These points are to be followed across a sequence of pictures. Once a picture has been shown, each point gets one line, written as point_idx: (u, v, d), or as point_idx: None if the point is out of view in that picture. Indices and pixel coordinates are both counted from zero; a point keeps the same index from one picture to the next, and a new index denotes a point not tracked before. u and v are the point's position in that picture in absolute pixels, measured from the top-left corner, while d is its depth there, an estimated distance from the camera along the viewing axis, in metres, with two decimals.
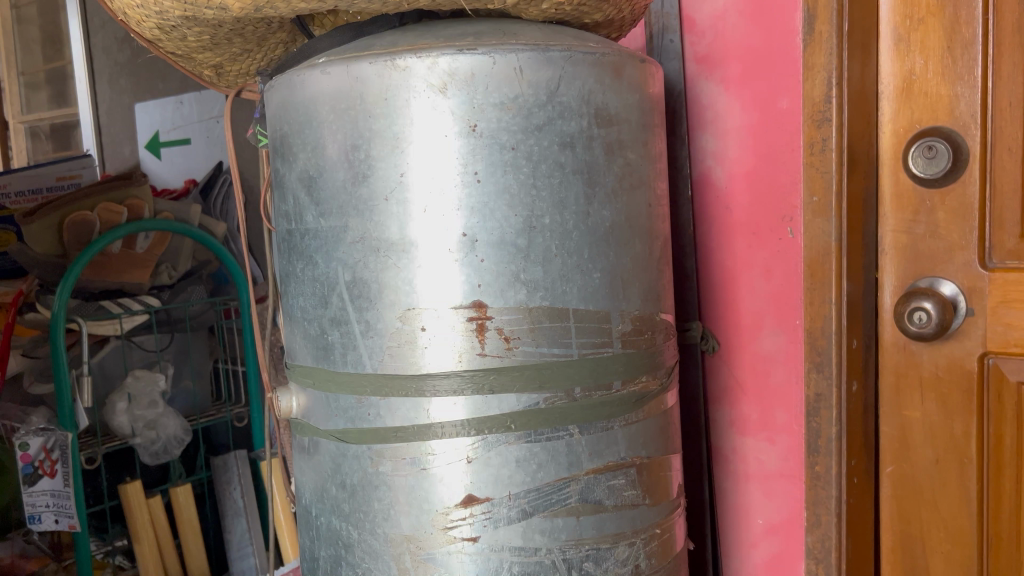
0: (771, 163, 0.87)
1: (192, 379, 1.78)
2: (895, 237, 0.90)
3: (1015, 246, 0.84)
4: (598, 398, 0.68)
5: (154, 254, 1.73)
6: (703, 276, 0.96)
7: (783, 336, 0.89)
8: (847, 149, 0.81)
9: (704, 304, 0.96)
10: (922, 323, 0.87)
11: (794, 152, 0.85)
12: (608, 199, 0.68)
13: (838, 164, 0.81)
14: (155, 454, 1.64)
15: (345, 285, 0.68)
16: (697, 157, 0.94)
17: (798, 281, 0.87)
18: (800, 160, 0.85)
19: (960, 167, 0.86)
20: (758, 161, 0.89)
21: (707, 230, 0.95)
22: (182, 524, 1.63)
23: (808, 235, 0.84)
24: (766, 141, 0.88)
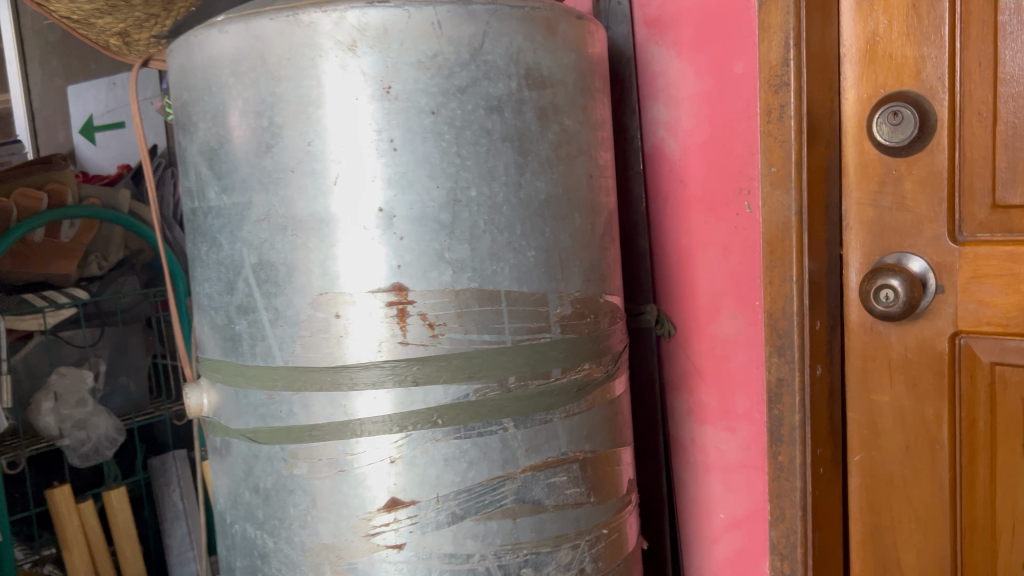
0: (728, 133, 0.81)
1: (128, 376, 1.72)
2: (860, 211, 0.84)
3: (987, 218, 0.79)
4: (535, 388, 0.62)
5: (78, 244, 1.64)
6: (657, 256, 0.90)
7: (742, 319, 0.83)
8: (806, 116, 0.75)
9: (658, 286, 0.90)
10: (891, 302, 0.79)
11: (750, 121, 0.80)
12: (543, 170, 0.62)
13: (798, 131, 0.75)
14: (85, 456, 1.58)
15: (251, 269, 0.61)
16: (648, 128, 0.88)
17: (758, 259, 0.81)
18: (756, 128, 0.79)
19: (928, 134, 0.80)
20: (712, 131, 0.83)
21: (661, 206, 0.89)
22: (116, 530, 1.56)
23: (768, 209, 0.79)
24: (721, 109, 0.82)
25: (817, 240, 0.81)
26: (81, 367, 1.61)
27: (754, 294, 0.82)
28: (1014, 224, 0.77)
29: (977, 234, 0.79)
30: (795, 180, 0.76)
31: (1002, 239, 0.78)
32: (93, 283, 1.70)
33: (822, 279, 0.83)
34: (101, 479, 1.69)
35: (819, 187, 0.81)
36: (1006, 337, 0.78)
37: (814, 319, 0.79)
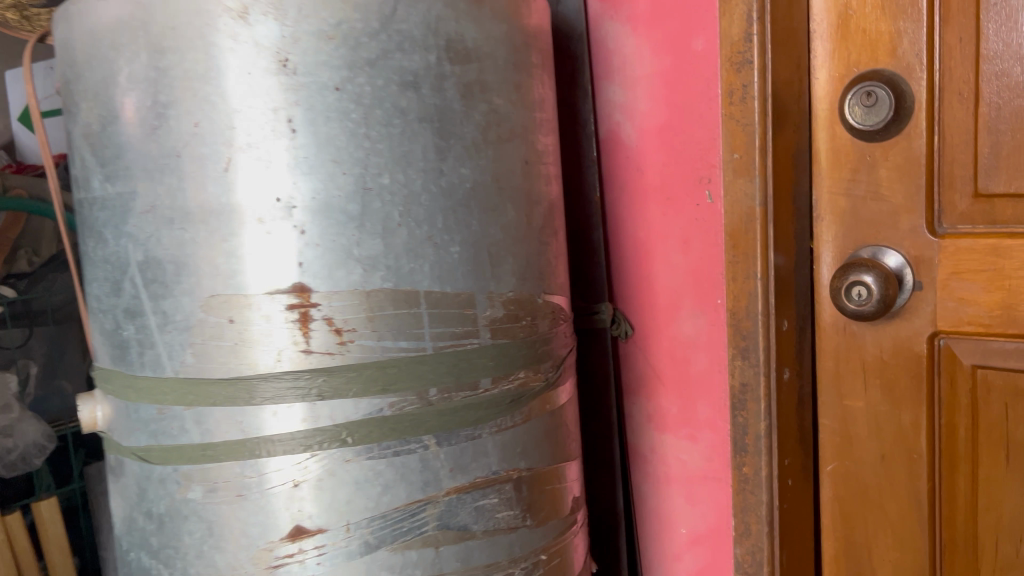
0: (687, 116, 0.75)
1: (69, 379, 1.59)
2: (832, 202, 0.78)
3: (968, 208, 0.72)
4: (461, 400, 0.55)
5: (4, 236, 1.48)
6: (614, 251, 0.83)
7: (702, 318, 0.77)
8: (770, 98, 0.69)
9: (615, 282, 0.82)
10: (866, 299, 0.71)
11: (710, 103, 0.73)
12: (468, 155, 0.55)
13: (762, 115, 0.69)
14: (11, 466, 1.43)
15: (137, 268, 0.54)
16: (603, 111, 0.81)
17: (721, 253, 0.75)
18: (716, 110, 0.72)
19: (904, 116, 0.73)
20: (670, 114, 0.76)
21: (617, 196, 0.82)
22: (46, 542, 1.43)
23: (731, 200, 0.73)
24: (679, 90, 0.75)
25: (784, 233, 0.74)
26: (8, 372, 1.46)
27: (716, 292, 0.76)
28: (998, 215, 0.71)
29: (957, 226, 0.73)
30: (758, 168, 0.70)
31: (984, 231, 0.71)
32: (22, 281, 1.53)
33: (791, 275, 0.76)
34: (33, 490, 1.54)
35: (787, 175, 0.74)
36: (988, 338, 0.72)
37: (780, 319, 0.73)
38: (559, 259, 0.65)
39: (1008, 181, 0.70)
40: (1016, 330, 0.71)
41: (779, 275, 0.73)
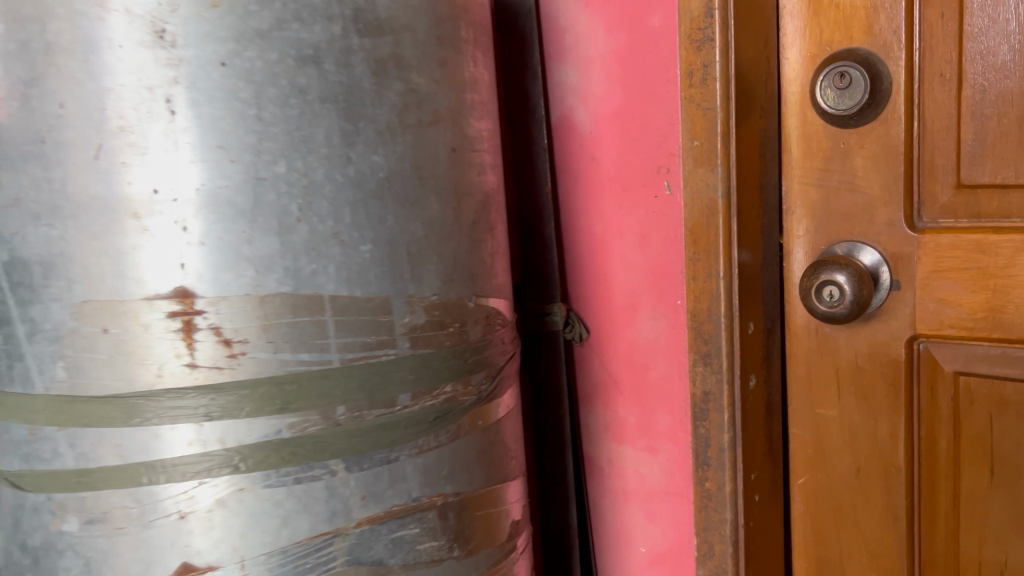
0: (644, 100, 0.68)
1: None
2: (804, 193, 0.71)
3: (950, 200, 0.66)
4: (375, 420, 0.49)
5: None
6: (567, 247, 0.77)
7: (662, 320, 0.70)
8: (734, 79, 0.63)
9: (568, 281, 0.76)
10: (839, 300, 0.65)
11: (668, 85, 0.67)
12: (382, 140, 0.48)
13: (724, 97, 0.64)
14: None
15: (3, 269, 0.48)
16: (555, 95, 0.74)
17: (682, 250, 0.68)
18: (675, 93, 0.66)
19: (881, 99, 0.67)
20: (625, 97, 0.69)
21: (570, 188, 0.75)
22: None
23: (691, 191, 0.67)
24: (635, 70, 0.68)
25: (750, 227, 0.68)
26: None
27: (676, 292, 0.70)
28: (982, 208, 0.65)
29: (938, 220, 0.67)
30: (722, 158, 0.64)
31: (967, 226, 0.65)
32: None
33: (758, 273, 0.70)
34: None
35: (753, 164, 0.68)
36: (971, 342, 0.66)
37: (745, 322, 0.67)
38: (499, 256, 0.59)
39: (994, 171, 0.64)
40: (1002, 335, 0.65)
41: (744, 274, 0.67)
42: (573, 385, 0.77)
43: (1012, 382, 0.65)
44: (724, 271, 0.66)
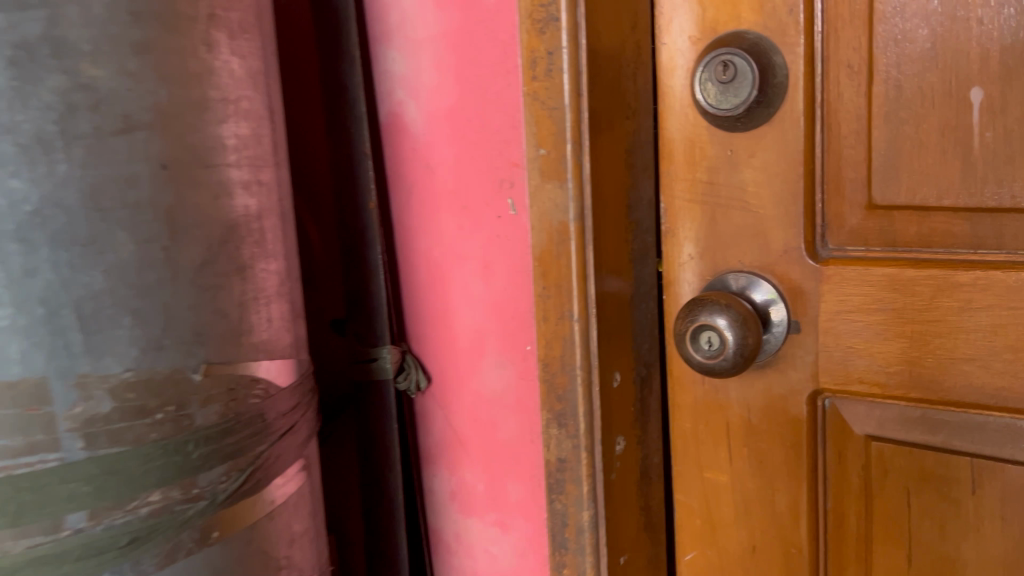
0: (482, 96, 0.54)
1: None
2: (686, 212, 0.58)
3: (860, 224, 0.53)
4: (27, 551, 0.37)
5: None
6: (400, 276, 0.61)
7: (510, 369, 0.57)
8: (585, 73, 0.50)
9: (403, 316, 0.61)
10: (718, 350, 0.52)
11: (509, 77, 0.53)
12: (28, 160, 0.36)
13: (574, 96, 0.50)
14: None
15: None
16: (380, 86, 0.59)
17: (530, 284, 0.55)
18: (517, 87, 0.53)
19: (774, 98, 0.53)
20: (461, 91, 0.55)
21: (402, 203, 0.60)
22: None
23: (538, 211, 0.53)
24: (471, 58, 0.54)
25: (614, 256, 0.55)
26: None
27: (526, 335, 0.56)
28: (898, 235, 0.52)
29: (845, 247, 0.53)
30: (574, 173, 0.51)
31: (879, 257, 0.52)
32: None
33: (627, 311, 0.56)
34: None
35: (619, 177, 0.54)
36: (884, 401, 0.53)
37: (606, 374, 0.54)
38: (274, 303, 0.46)
39: (911, 189, 0.51)
40: (920, 394, 0.52)
41: (606, 315, 0.54)
42: (411, 444, 0.62)
43: (933, 452, 0.52)
44: (579, 313, 0.53)
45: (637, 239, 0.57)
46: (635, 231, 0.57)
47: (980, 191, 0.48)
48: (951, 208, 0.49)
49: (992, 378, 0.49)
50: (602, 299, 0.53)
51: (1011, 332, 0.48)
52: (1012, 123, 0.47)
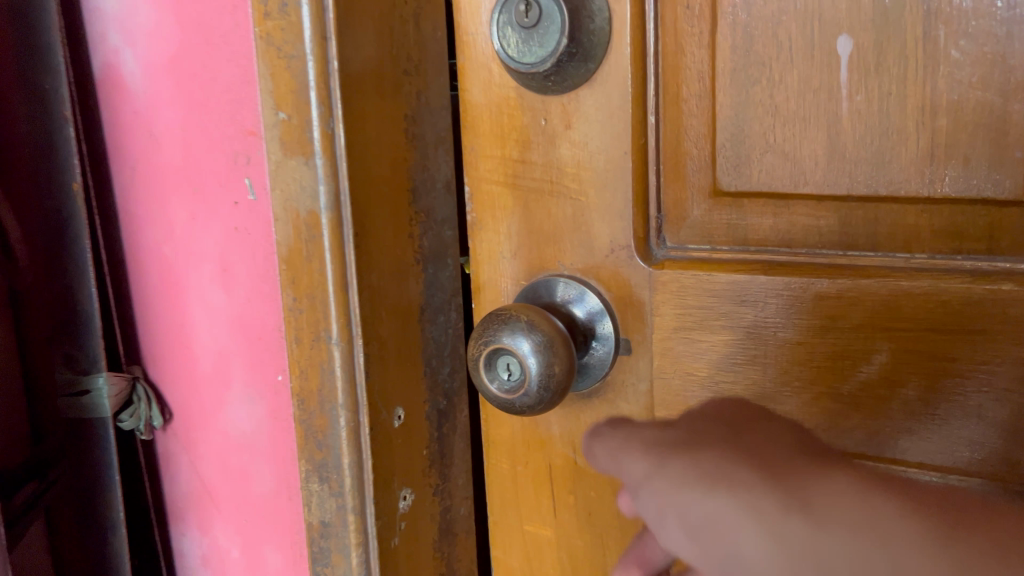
0: (208, 46, 0.53)
1: None
2: (495, 199, 0.45)
3: (704, 216, 0.41)
4: None
5: None
6: (133, 268, 0.60)
7: (260, 406, 0.58)
8: (332, 11, 0.37)
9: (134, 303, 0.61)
10: (519, 382, 0.39)
11: (237, 39, 0.52)
12: None
13: (320, 43, 0.37)
14: None
15: None
16: (98, 51, 0.56)
17: (276, 299, 0.55)
18: (251, 45, 0.50)
19: (593, 49, 0.40)
20: (183, 54, 0.54)
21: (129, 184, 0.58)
22: None
23: (280, 196, 0.40)
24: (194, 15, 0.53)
25: (391, 257, 0.41)
26: None
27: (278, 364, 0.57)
28: (750, 229, 0.40)
29: (687, 247, 0.42)
30: (325, 150, 0.38)
31: (727, 258, 0.40)
32: None
33: (416, 328, 0.43)
34: None
35: (398, 152, 0.41)
36: None
37: (382, 413, 0.41)
38: None
39: (765, 172, 0.39)
40: None
41: (381, 336, 0.41)
42: (166, 502, 0.64)
43: None
44: (340, 336, 0.40)
45: (434, 233, 0.44)
46: (430, 223, 0.43)
47: (849, 174, 0.37)
48: (815, 196, 0.38)
49: (865, 420, 0.38)
50: (372, 315, 0.40)
51: (881, 338, 0.37)
52: (889, 83, 0.35)
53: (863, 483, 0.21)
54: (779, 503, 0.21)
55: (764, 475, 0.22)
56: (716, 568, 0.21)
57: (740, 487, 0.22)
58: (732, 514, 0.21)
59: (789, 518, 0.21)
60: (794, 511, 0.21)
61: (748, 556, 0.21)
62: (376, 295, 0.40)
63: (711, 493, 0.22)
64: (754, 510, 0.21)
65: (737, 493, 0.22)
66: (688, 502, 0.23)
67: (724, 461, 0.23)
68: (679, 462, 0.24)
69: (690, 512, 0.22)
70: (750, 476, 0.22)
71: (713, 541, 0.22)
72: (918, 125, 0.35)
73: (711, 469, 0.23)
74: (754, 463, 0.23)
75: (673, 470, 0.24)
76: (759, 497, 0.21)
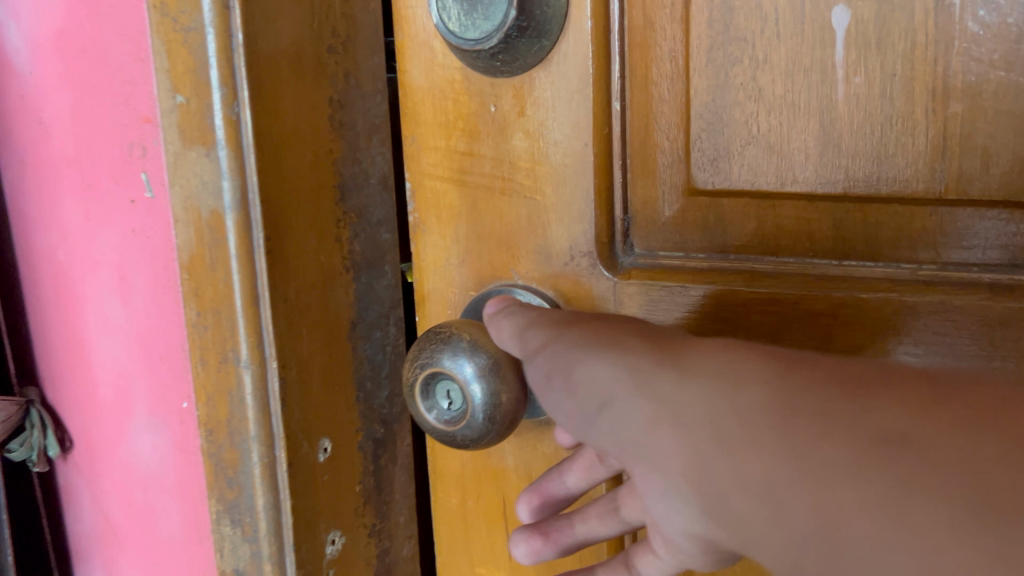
0: (96, 26, 0.47)
1: None
2: (439, 198, 0.39)
3: (676, 219, 0.35)
4: None
5: None
6: (32, 268, 0.60)
7: (163, 437, 0.54)
8: None
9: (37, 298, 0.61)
10: (462, 412, 0.34)
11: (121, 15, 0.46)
12: None
13: (222, 14, 0.31)
14: None
15: None
16: None
17: (179, 316, 0.50)
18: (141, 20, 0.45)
19: (548, 24, 0.34)
20: (70, 34, 0.49)
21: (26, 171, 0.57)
22: None
23: (180, 194, 0.34)
24: None
25: (315, 266, 0.35)
26: None
27: (181, 392, 0.52)
28: (729, 234, 0.34)
29: (657, 253, 0.36)
30: (228, 141, 0.32)
31: (703, 267, 0.35)
32: None
33: (344, 347, 0.37)
34: None
35: (321, 142, 0.35)
36: None
37: (303, 448, 0.35)
38: None
39: (748, 168, 0.33)
40: None
41: (302, 358, 0.35)
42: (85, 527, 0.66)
43: None
44: (250, 360, 0.34)
45: (368, 237, 0.38)
46: (364, 225, 0.38)
47: (846, 171, 0.32)
48: (806, 196, 0.33)
49: None
50: (289, 333, 0.34)
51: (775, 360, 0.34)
52: (894, 62, 0.30)
53: (752, 364, 0.23)
54: (655, 367, 0.25)
55: (646, 348, 0.26)
56: (594, 415, 0.27)
57: (620, 354, 0.27)
58: (609, 370, 0.26)
59: (663, 378, 0.25)
60: (665, 368, 0.25)
61: (623, 406, 0.25)
62: (296, 310, 0.35)
63: (596, 356, 0.27)
64: (634, 373, 0.26)
65: (621, 362, 0.26)
66: (574, 359, 0.28)
67: (605, 333, 0.28)
68: (570, 334, 0.29)
69: (568, 365, 0.28)
70: (632, 349, 0.27)
71: (592, 391, 0.27)
72: (928, 112, 0.30)
73: (587, 334, 0.29)
74: (633, 340, 0.27)
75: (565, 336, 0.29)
76: (637, 361, 0.26)
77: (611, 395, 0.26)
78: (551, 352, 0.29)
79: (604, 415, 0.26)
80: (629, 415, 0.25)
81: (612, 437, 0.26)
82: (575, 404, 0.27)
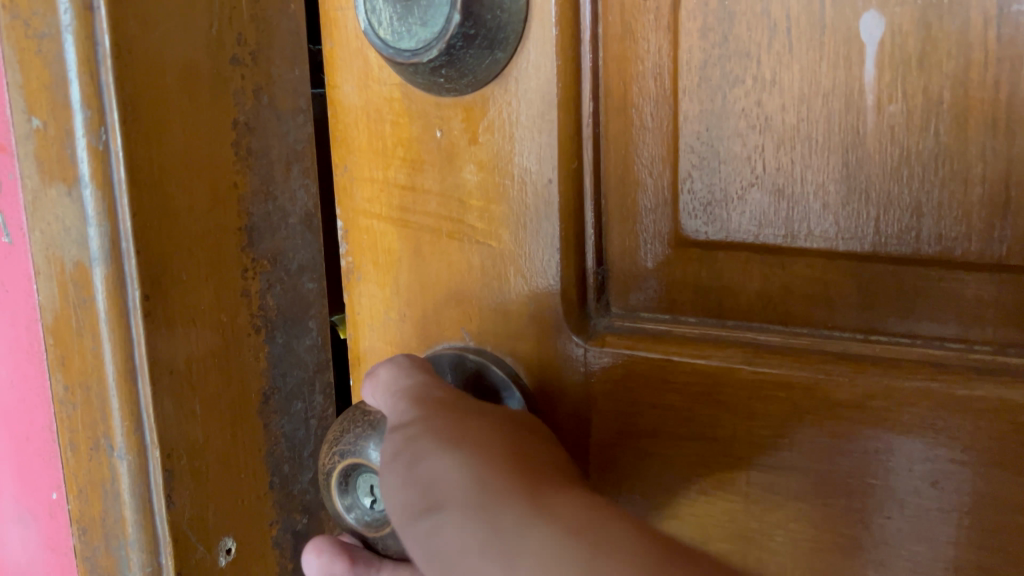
0: None
1: None
2: (377, 238, 0.33)
3: (661, 273, 0.29)
4: None
5: None
6: None
7: (35, 544, 0.39)
8: None
9: None
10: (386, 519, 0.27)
11: None
12: None
13: (83, 23, 0.25)
14: None
15: None
16: None
17: (47, 401, 0.35)
18: None
19: (505, 32, 0.27)
20: None
21: None
22: None
23: (41, 240, 0.28)
24: None
25: (214, 321, 0.31)
26: None
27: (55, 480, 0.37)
28: (728, 296, 0.28)
29: (639, 314, 0.29)
30: (94, 178, 0.26)
31: (695, 337, 0.28)
32: None
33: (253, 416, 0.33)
34: None
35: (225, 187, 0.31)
36: None
37: (197, 551, 0.31)
38: None
39: (750, 217, 0.27)
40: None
41: (193, 435, 0.30)
42: None
43: None
44: (128, 449, 0.29)
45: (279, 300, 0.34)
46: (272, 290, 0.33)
47: (877, 224, 0.25)
48: (825, 255, 0.26)
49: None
50: (177, 408, 0.30)
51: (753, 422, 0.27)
52: (940, 86, 0.23)
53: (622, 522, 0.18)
54: (505, 487, 0.20)
55: (509, 459, 0.21)
56: (414, 516, 0.21)
57: (472, 454, 0.21)
58: (453, 472, 0.21)
59: (510, 508, 0.19)
60: (519, 496, 0.19)
61: (451, 509, 0.20)
62: (188, 383, 0.30)
63: (443, 446, 0.22)
64: (478, 479, 0.20)
65: (469, 464, 0.21)
66: (419, 442, 0.22)
67: (468, 422, 0.23)
68: (430, 411, 0.23)
69: (411, 447, 0.22)
70: (491, 454, 0.21)
71: (421, 486, 0.21)
72: (986, 152, 0.23)
73: (449, 418, 0.23)
74: (499, 442, 0.22)
75: (424, 416, 0.23)
76: (487, 463, 0.21)
77: (445, 493, 0.20)
78: (403, 424, 0.23)
79: (423, 516, 0.20)
80: (453, 533, 0.20)
81: (422, 550, 0.20)
82: (399, 502, 0.21)
